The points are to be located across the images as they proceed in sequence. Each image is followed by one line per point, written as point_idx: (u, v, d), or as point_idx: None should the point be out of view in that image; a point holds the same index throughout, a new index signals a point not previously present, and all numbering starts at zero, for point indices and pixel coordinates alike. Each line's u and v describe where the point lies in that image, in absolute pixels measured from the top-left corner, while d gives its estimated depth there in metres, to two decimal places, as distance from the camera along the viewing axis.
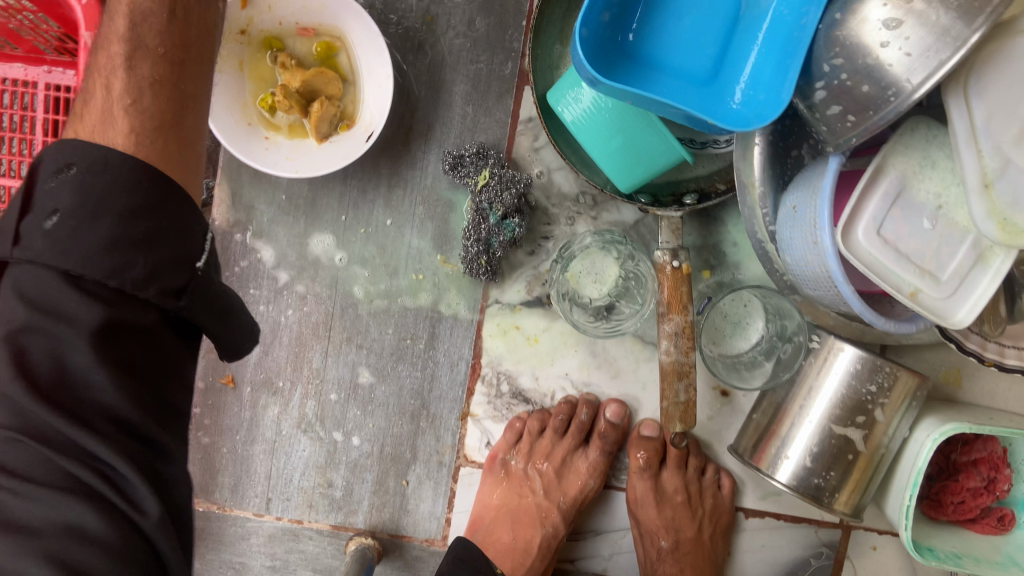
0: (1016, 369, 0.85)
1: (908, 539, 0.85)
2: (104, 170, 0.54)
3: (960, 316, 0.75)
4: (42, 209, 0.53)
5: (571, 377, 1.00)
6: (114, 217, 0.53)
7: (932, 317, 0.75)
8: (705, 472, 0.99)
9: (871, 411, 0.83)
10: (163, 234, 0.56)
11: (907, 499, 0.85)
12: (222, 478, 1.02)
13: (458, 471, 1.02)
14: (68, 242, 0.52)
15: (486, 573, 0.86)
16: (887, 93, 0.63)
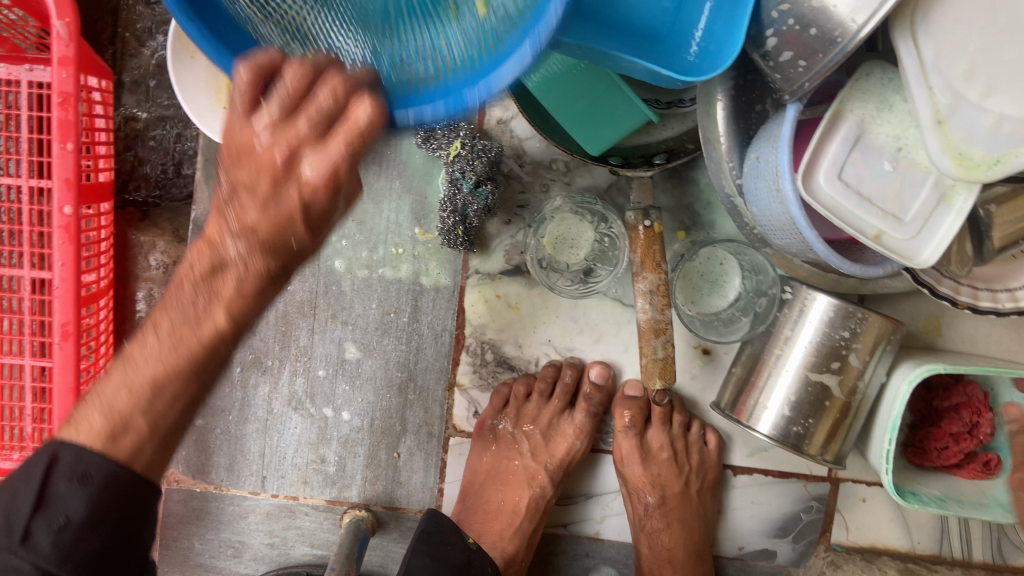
0: (989, 310, 0.86)
1: (889, 483, 0.86)
2: (116, 490, 0.54)
3: (925, 256, 0.76)
4: (54, 513, 0.52)
5: (554, 343, 1.02)
6: (113, 527, 0.54)
7: (898, 259, 0.76)
8: (690, 428, 1.01)
9: (846, 356, 0.84)
10: (124, 548, 0.55)
11: (887, 443, 0.87)
12: (217, 459, 1.04)
13: (448, 441, 1.03)
14: (71, 548, 0.52)
15: (455, 547, 0.85)
16: (834, 35, 0.64)
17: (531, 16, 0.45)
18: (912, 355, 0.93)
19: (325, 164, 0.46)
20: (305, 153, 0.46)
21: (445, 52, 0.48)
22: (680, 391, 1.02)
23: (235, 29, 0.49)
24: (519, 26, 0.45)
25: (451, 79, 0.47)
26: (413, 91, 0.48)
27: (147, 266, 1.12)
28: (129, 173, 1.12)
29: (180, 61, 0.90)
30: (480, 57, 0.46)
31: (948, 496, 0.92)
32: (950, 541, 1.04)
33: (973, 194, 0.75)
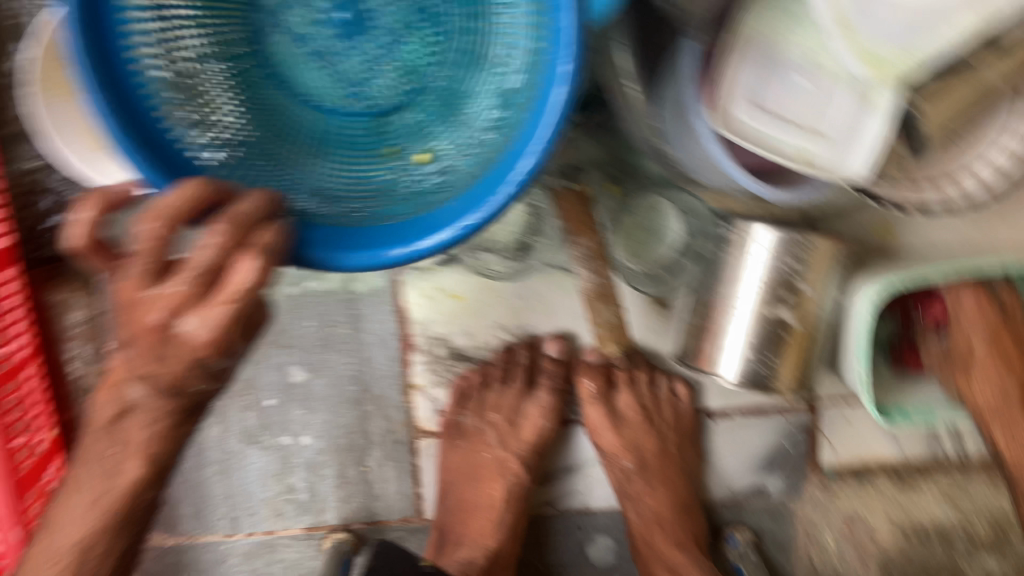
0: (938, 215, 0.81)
1: (869, 403, 0.84)
2: None
3: (859, 169, 0.71)
4: None
5: (505, 325, 0.97)
6: None
7: (826, 175, 0.71)
8: (658, 384, 0.98)
9: (796, 286, 0.82)
10: None
11: (860, 369, 0.84)
12: (183, 509, 0.99)
13: (416, 444, 0.99)
14: None
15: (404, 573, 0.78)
16: None
17: (444, 211, 0.65)
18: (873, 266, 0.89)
19: (205, 322, 0.54)
20: (185, 313, 0.54)
21: (370, 209, 0.70)
22: (642, 347, 0.98)
23: (171, 146, 0.63)
24: (432, 215, 0.66)
25: (366, 238, 0.64)
26: (329, 239, 0.64)
27: (70, 323, 1.06)
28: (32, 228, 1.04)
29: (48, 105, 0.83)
30: (397, 225, 0.66)
31: (929, 405, 0.90)
32: (942, 443, 1.02)
33: (900, 92, 0.69)
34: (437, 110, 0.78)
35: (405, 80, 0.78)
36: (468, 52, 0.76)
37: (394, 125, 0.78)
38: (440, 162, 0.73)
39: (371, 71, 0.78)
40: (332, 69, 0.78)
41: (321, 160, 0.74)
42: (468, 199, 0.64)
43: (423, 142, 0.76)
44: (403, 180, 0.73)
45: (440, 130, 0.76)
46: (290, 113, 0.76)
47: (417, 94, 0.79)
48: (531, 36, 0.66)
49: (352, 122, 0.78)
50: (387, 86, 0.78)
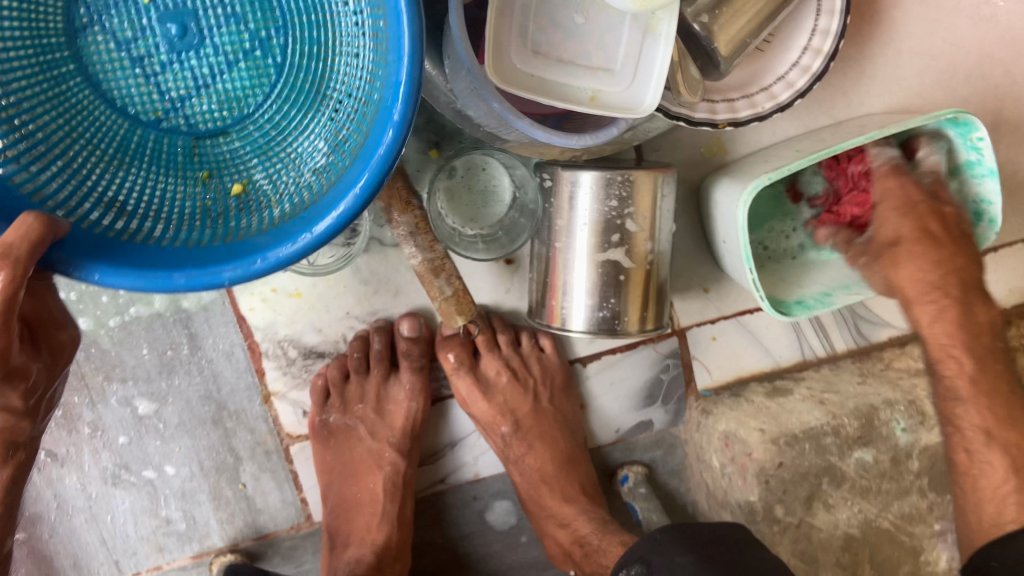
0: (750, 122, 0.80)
1: (768, 308, 0.80)
2: None
3: (649, 100, 0.69)
4: None
5: (354, 313, 0.94)
6: None
7: (622, 114, 0.68)
8: (521, 342, 0.96)
9: (623, 225, 0.79)
10: None
11: (750, 273, 0.81)
12: (61, 562, 0.96)
13: (289, 451, 0.96)
14: None
15: None
16: None
17: (248, 245, 0.59)
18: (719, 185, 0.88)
19: None
20: None
21: (168, 231, 0.63)
22: (498, 308, 0.96)
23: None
24: (239, 244, 0.60)
25: (157, 258, 0.58)
26: (112, 252, 0.57)
27: None
28: None
29: None
30: (197, 250, 0.59)
31: (829, 288, 0.87)
32: (809, 342, 1.03)
33: (674, 14, 0.68)
34: (259, 142, 0.70)
35: (232, 102, 0.70)
36: (308, 86, 0.69)
37: (204, 151, 0.70)
38: (253, 198, 0.67)
39: (198, 90, 0.69)
40: (152, 80, 0.68)
41: (124, 179, 0.65)
42: (272, 237, 0.59)
43: (239, 171, 0.69)
44: (214, 210, 0.66)
45: (260, 164, 0.69)
46: (95, 117, 0.66)
47: (243, 118, 0.70)
48: (372, 53, 0.61)
49: (171, 141, 0.69)
50: (210, 106, 0.70)
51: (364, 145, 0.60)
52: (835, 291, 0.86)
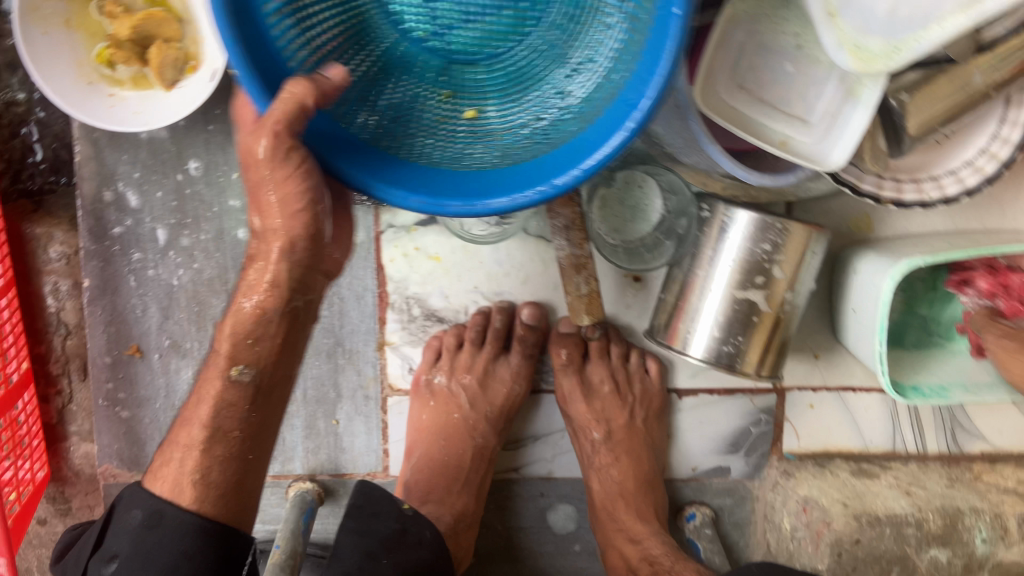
0: (914, 204, 0.83)
1: (885, 384, 0.83)
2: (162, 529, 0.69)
3: (835, 158, 0.71)
4: (106, 557, 0.69)
5: (481, 289, 0.98)
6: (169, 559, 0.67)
7: (807, 162, 0.71)
8: (629, 359, 0.99)
9: (769, 270, 0.82)
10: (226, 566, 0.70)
11: (876, 345, 0.84)
12: (152, 449, 1.00)
13: (386, 402, 1.00)
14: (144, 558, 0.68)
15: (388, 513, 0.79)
16: None
17: (483, 183, 0.60)
18: (858, 258, 0.91)
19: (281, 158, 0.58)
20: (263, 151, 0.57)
21: (407, 146, 0.66)
22: (615, 321, 0.99)
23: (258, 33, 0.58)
24: (468, 180, 0.61)
25: (398, 172, 0.61)
26: (360, 161, 0.61)
27: (49, 259, 1.06)
28: (21, 163, 1.03)
29: (29, 38, 0.82)
30: (432, 171, 0.62)
31: (948, 382, 0.87)
32: (902, 435, 1.03)
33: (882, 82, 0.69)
34: (502, 80, 0.71)
35: (491, 39, 0.71)
36: (561, 38, 0.69)
37: (456, 74, 0.72)
38: (483, 127, 0.69)
39: (464, 21, 0.70)
40: (430, 5, 0.70)
41: (378, 87, 0.69)
42: (505, 180, 0.60)
43: (477, 99, 0.71)
44: (444, 128, 0.70)
45: (496, 98, 0.71)
46: (373, 27, 0.70)
47: (495, 56, 0.72)
48: (630, 26, 0.61)
49: (428, 58, 0.72)
50: (470, 38, 0.71)
51: (599, 114, 0.61)
52: (955, 387, 0.87)
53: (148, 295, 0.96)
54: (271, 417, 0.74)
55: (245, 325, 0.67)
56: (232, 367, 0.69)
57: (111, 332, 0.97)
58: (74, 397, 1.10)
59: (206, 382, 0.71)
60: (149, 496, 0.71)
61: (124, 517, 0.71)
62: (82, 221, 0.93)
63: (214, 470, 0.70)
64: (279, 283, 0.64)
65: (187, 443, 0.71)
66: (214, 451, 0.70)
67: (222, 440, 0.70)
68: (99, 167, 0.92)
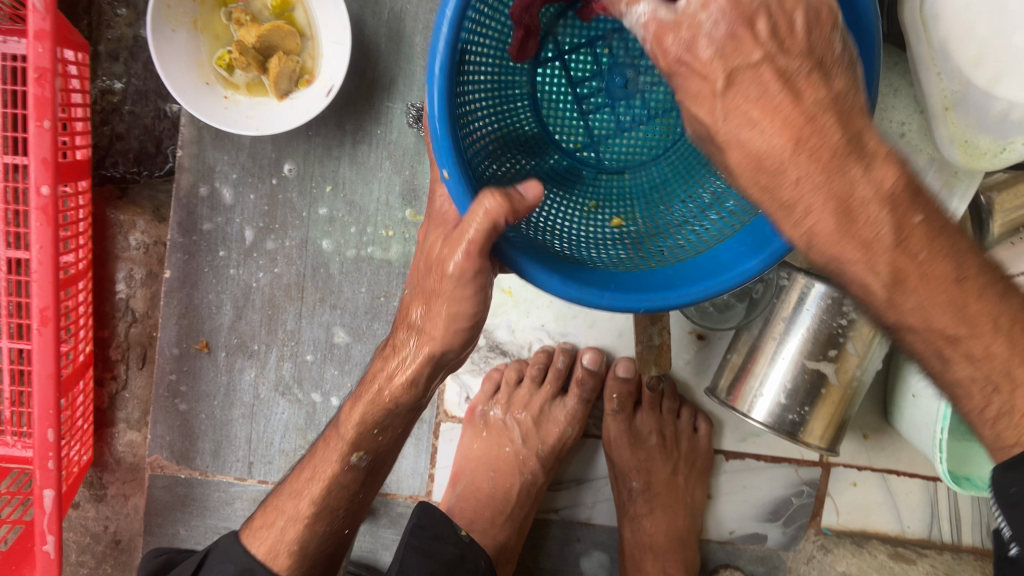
0: None
1: (942, 470, 0.85)
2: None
3: None
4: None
5: (548, 328, 1.00)
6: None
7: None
8: (681, 415, 1.01)
9: (842, 344, 0.84)
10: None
11: (938, 432, 0.86)
12: (203, 444, 1.01)
13: (439, 427, 1.02)
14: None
15: (448, 538, 0.81)
16: None
17: (661, 278, 0.61)
18: None
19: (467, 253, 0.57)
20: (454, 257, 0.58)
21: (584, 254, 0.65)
22: (673, 375, 1.01)
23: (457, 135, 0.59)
24: (644, 279, 0.61)
25: (584, 278, 0.60)
26: (543, 256, 0.60)
27: (127, 245, 1.08)
28: (106, 149, 1.09)
29: (160, 34, 0.85)
30: (617, 279, 0.61)
31: None
32: (940, 525, 1.04)
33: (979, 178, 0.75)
34: (647, 188, 0.73)
35: (642, 148, 0.75)
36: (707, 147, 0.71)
37: (600, 185, 0.74)
38: (633, 233, 0.69)
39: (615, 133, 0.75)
40: (586, 117, 0.75)
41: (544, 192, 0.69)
42: (674, 277, 0.61)
43: (622, 208, 0.72)
44: (597, 235, 0.69)
45: (641, 206, 0.72)
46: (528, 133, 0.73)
47: (641, 164, 0.75)
48: None
49: (579, 168, 0.75)
50: (621, 149, 0.75)
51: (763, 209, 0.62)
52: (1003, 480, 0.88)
53: (224, 293, 0.98)
54: (369, 495, 0.82)
55: (375, 415, 0.73)
56: (353, 454, 0.76)
57: (182, 325, 0.99)
58: (128, 384, 1.11)
59: (322, 460, 0.79)
60: (242, 552, 0.79)
61: (218, 564, 0.79)
62: (174, 214, 0.96)
63: (308, 541, 0.79)
64: (416, 381, 0.69)
65: (291, 514, 0.79)
66: (314, 525, 0.78)
67: (324, 516, 0.79)
68: (198, 164, 0.95)
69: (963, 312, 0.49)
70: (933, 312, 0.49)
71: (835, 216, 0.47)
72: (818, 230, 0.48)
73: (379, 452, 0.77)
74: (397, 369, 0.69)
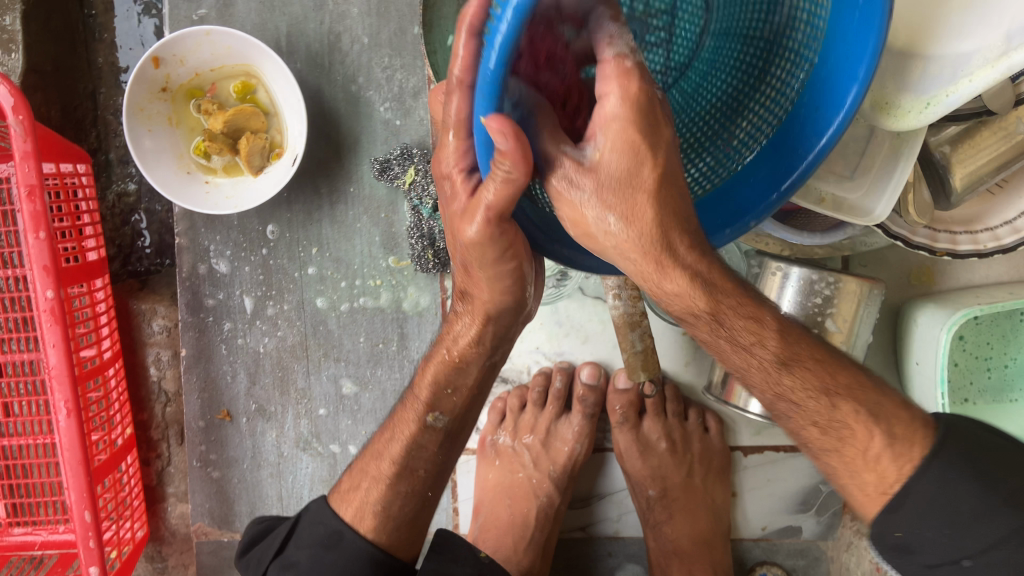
0: (970, 255, 0.84)
1: None
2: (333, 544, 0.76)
3: (879, 210, 0.73)
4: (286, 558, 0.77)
5: (543, 349, 1.02)
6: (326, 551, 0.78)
7: (849, 217, 0.74)
8: (689, 418, 1.01)
9: (822, 323, 0.85)
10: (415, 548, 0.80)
11: (941, 397, 0.85)
12: (240, 507, 1.07)
13: (454, 460, 1.05)
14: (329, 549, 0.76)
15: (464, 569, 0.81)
16: None
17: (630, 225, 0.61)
18: (918, 308, 0.92)
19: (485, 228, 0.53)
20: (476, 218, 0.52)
21: None
22: (674, 378, 1.02)
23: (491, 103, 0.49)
24: None
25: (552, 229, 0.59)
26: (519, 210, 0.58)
27: (151, 332, 1.17)
28: (130, 247, 1.18)
29: (137, 136, 0.93)
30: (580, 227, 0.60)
31: None
32: None
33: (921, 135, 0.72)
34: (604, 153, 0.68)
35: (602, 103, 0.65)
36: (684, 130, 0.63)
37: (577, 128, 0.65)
38: None
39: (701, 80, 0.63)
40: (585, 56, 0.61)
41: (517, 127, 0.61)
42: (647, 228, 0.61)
43: None
44: None
45: None
46: None
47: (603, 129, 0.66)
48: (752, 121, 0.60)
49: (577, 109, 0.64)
50: None
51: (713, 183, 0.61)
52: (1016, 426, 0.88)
53: (237, 363, 1.04)
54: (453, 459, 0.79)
55: (448, 374, 0.71)
56: (429, 414, 0.74)
57: (203, 399, 1.06)
58: (172, 460, 1.19)
59: (402, 421, 0.76)
60: (332, 514, 0.78)
61: (308, 527, 0.79)
62: (181, 295, 1.03)
63: (393, 502, 0.76)
64: (482, 341, 0.67)
65: (375, 475, 0.77)
66: (397, 486, 0.76)
67: (406, 476, 0.76)
68: (194, 248, 1.02)
69: (849, 385, 0.58)
70: (814, 400, 0.58)
71: (747, 318, 0.56)
72: (703, 289, 0.53)
73: (456, 413, 0.75)
74: (458, 328, 0.69)
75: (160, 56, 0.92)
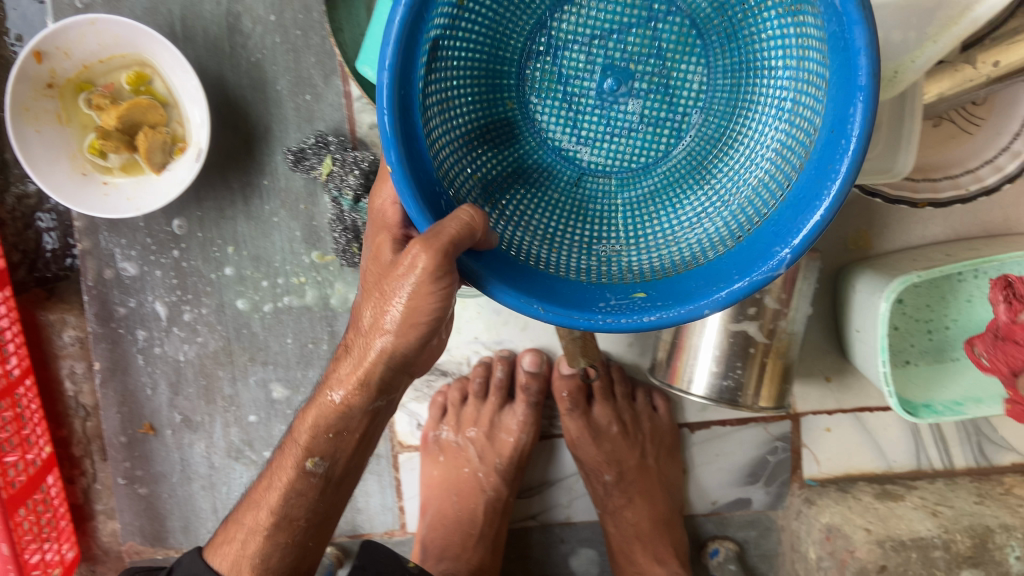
0: (903, 199, 0.82)
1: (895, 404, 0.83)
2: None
3: (901, 162, 0.73)
4: None
5: (482, 339, 0.97)
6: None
7: (871, 177, 0.74)
8: (636, 398, 0.99)
9: (761, 301, 0.83)
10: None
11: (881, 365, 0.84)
12: (171, 522, 1.02)
13: (398, 458, 1.00)
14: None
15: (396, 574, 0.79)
16: None
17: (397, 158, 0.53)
18: (856, 272, 0.91)
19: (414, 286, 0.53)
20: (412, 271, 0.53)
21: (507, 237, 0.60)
22: (618, 360, 1.00)
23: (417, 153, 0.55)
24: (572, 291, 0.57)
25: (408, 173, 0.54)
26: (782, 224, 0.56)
27: (63, 343, 1.09)
28: (35, 252, 1.06)
29: (23, 138, 0.84)
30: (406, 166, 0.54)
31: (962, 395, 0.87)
32: (927, 453, 0.99)
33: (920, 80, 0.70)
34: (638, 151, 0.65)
35: (632, 159, 0.65)
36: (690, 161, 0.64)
37: (587, 185, 0.65)
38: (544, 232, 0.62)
39: (606, 135, 0.65)
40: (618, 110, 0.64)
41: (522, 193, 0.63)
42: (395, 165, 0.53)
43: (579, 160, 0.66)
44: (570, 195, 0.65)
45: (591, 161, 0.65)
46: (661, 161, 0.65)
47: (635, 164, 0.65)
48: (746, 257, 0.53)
49: (560, 170, 0.65)
50: (630, 148, 0.65)
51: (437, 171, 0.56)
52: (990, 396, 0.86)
53: (157, 372, 0.98)
54: (336, 505, 0.71)
55: (326, 418, 0.63)
56: (306, 460, 0.65)
57: (123, 413, 1.00)
58: (97, 477, 1.12)
59: (277, 466, 0.68)
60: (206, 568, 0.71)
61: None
62: (89, 306, 0.96)
63: (270, 556, 0.69)
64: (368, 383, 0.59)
65: (249, 526, 0.69)
66: (275, 537, 0.69)
67: (283, 527, 0.68)
68: (99, 253, 0.94)
69: None
70: None
71: None
72: None
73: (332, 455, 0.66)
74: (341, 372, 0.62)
75: (41, 49, 0.83)
